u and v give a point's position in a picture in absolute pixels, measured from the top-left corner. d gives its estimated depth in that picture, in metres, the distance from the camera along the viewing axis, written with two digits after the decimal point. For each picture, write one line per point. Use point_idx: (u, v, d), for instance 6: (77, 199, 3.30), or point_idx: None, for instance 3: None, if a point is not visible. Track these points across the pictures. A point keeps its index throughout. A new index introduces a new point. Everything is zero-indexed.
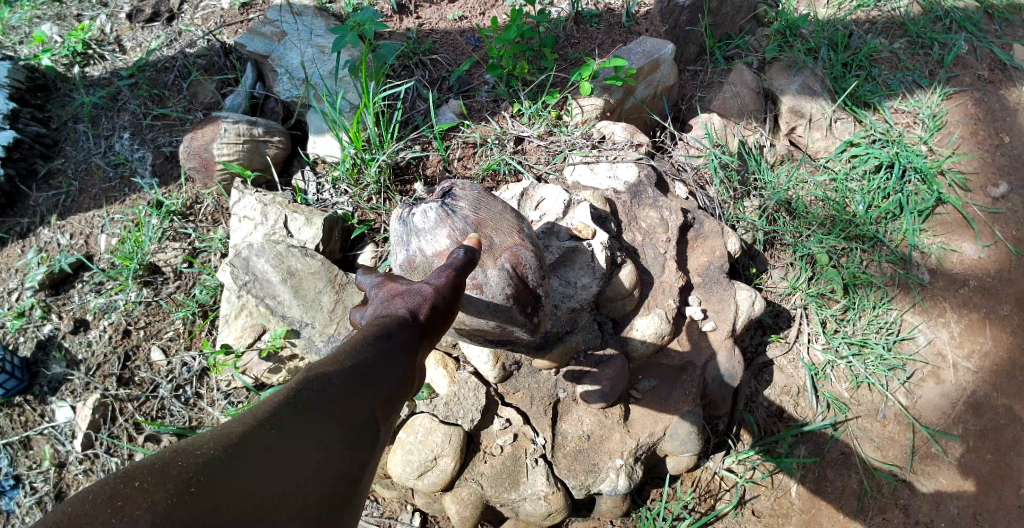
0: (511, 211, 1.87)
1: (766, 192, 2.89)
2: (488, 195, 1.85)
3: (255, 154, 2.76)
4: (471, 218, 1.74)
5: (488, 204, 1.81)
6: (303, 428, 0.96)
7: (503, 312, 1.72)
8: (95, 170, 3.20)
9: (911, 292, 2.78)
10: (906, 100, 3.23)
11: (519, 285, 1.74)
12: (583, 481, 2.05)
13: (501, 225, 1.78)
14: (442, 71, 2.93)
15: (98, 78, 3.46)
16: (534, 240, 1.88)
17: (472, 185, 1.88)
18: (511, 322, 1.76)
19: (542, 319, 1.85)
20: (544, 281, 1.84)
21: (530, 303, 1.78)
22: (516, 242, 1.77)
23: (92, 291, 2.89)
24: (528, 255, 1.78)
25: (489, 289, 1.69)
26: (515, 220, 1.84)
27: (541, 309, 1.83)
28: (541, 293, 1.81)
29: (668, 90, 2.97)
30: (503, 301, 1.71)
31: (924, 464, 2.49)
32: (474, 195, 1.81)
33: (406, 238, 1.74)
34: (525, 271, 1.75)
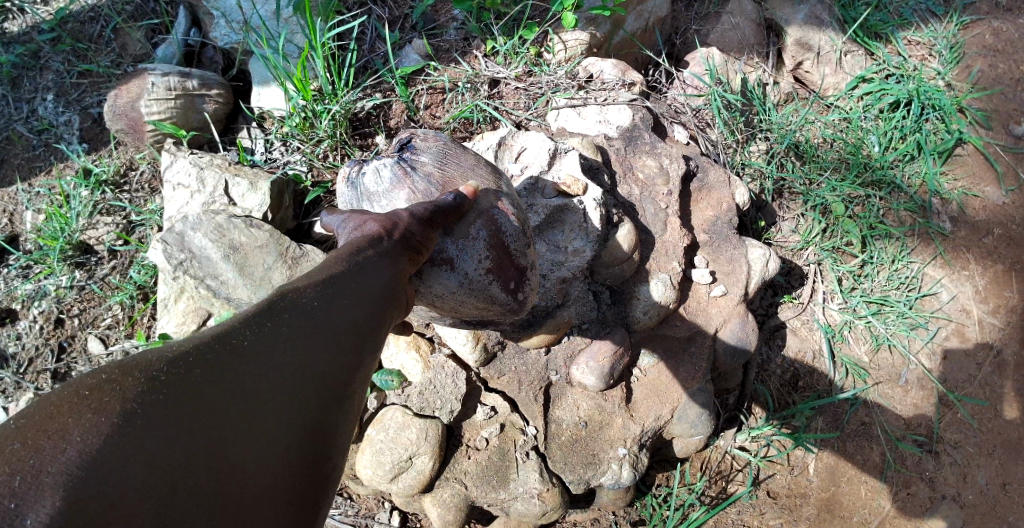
0: (486, 166, 1.55)
1: (774, 135, 2.60)
2: (456, 146, 1.54)
3: (191, 110, 2.39)
4: (435, 173, 1.43)
5: (456, 156, 1.50)
6: (278, 337, 0.85)
7: (481, 289, 1.43)
8: (15, 139, 2.81)
9: (932, 243, 2.52)
10: (921, 30, 2.91)
11: (501, 255, 1.44)
12: (582, 475, 1.82)
13: (474, 182, 1.47)
14: (403, 8, 2.52)
15: (16, 33, 3.02)
16: (516, 201, 1.56)
17: (437, 133, 1.56)
18: (491, 301, 1.47)
19: (528, 295, 1.56)
20: (529, 250, 1.53)
21: (513, 277, 1.49)
22: (494, 204, 1.45)
23: (17, 276, 2.54)
24: (510, 220, 1.47)
25: (463, 263, 1.38)
26: (492, 177, 1.53)
27: (526, 285, 1.54)
28: (525, 266, 1.52)
29: (660, 22, 2.65)
30: (480, 277, 1.41)
31: (949, 432, 2.28)
32: (439, 147, 1.49)
33: (357, 204, 1.45)
34: (506, 239, 1.45)
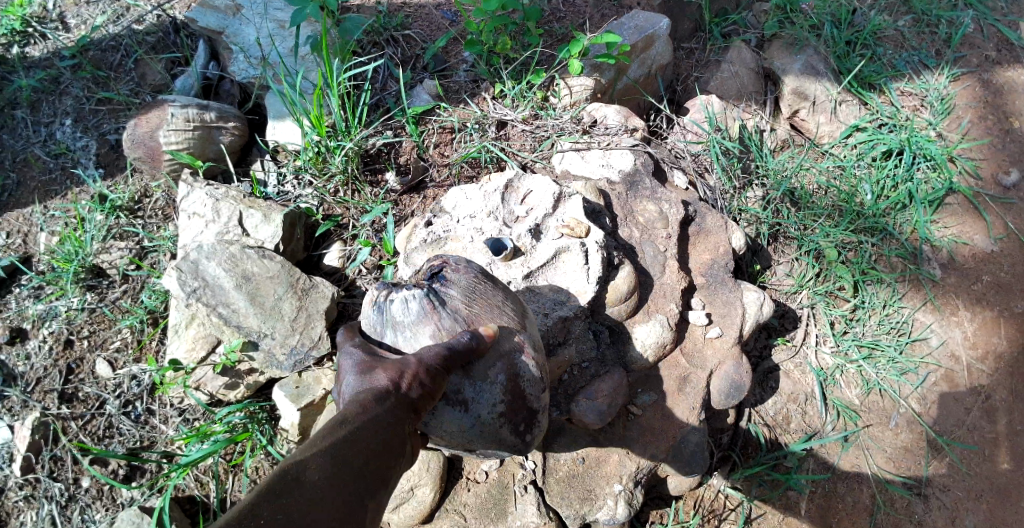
0: (514, 304, 1.62)
1: (770, 182, 2.69)
2: (487, 279, 1.62)
3: (208, 142, 2.48)
4: (462, 311, 1.49)
5: (486, 290, 1.57)
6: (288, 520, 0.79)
7: (489, 430, 1.47)
8: (33, 161, 2.89)
9: (922, 289, 2.59)
10: (913, 81, 3.02)
11: (514, 399, 1.49)
12: (579, 510, 1.85)
13: (500, 321, 1.53)
14: (416, 48, 2.68)
15: (38, 59, 3.13)
16: (537, 342, 1.62)
17: (466, 263, 1.64)
18: (499, 441, 1.50)
19: (537, 434, 1.60)
20: (543, 393, 1.58)
21: (523, 419, 1.53)
22: (516, 348, 1.51)
23: (30, 297, 2.59)
24: (529, 365, 1.53)
25: (475, 406, 1.43)
26: (518, 313, 1.60)
27: (536, 427, 1.58)
28: (536, 408, 1.57)
29: (662, 70, 2.76)
30: (492, 420, 1.46)
31: (939, 476, 2.32)
32: (468, 279, 1.56)
33: (381, 329, 1.48)
34: (522, 385, 1.51)
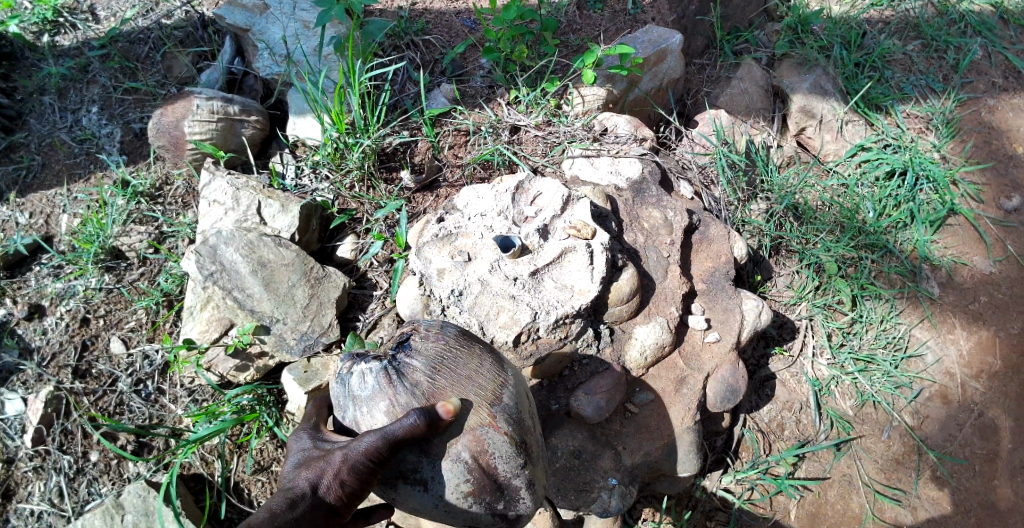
0: (491, 369, 1.55)
1: (774, 196, 2.75)
2: (460, 343, 1.56)
3: (230, 134, 2.57)
4: (422, 382, 1.45)
5: (455, 357, 1.52)
6: None
7: (459, 510, 1.47)
8: (58, 146, 2.98)
9: (920, 306, 2.64)
10: (920, 105, 3.08)
11: (480, 482, 1.45)
12: (574, 501, 1.93)
13: (467, 394, 1.47)
14: (434, 53, 2.76)
15: (67, 48, 3.24)
16: (518, 411, 1.54)
17: (441, 328, 1.58)
18: (472, 517, 1.50)
19: (520, 511, 1.55)
20: (523, 471, 1.51)
21: (497, 498, 1.49)
22: (483, 421, 1.46)
23: (49, 275, 2.68)
24: (499, 443, 1.46)
25: (434, 486, 1.44)
26: (496, 381, 1.53)
27: (516, 505, 1.53)
28: (515, 486, 1.50)
29: (673, 83, 2.82)
30: (460, 499, 1.45)
31: (928, 490, 2.36)
32: (435, 348, 1.51)
33: (343, 401, 1.51)
34: (489, 464, 1.45)
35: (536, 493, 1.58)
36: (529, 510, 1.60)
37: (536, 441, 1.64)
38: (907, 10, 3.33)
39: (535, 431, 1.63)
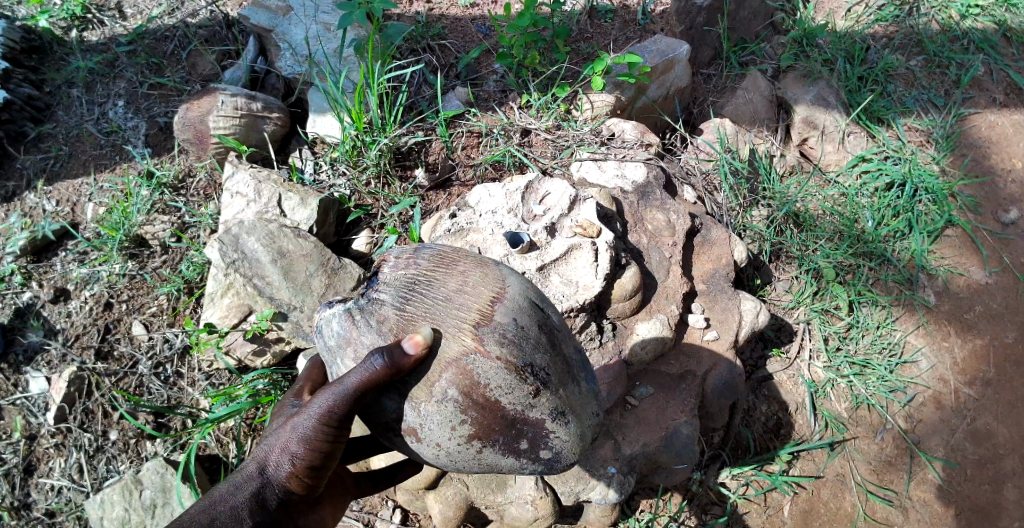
0: (474, 288, 1.40)
1: (775, 203, 2.83)
2: (433, 265, 1.43)
3: (252, 129, 2.67)
4: (387, 318, 1.36)
5: (427, 281, 1.40)
6: None
7: (478, 457, 1.38)
8: (86, 137, 3.10)
9: (916, 313, 2.71)
10: (921, 118, 3.16)
11: (480, 422, 1.32)
12: (572, 487, 2.01)
13: (443, 320, 1.35)
14: (450, 57, 2.87)
15: (95, 44, 3.37)
16: (520, 331, 1.38)
17: (411, 255, 1.46)
18: (498, 461, 1.41)
19: (555, 447, 1.42)
20: (530, 404, 1.35)
21: (516, 437, 1.36)
22: (468, 350, 1.32)
23: (75, 260, 2.79)
24: (492, 369, 1.31)
25: (428, 434, 1.35)
26: (484, 301, 1.39)
27: (546, 442, 1.40)
28: (535, 420, 1.36)
29: (680, 92, 2.91)
30: (465, 445, 1.35)
31: (920, 492, 2.43)
32: (402, 280, 1.41)
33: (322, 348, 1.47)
34: (482, 399, 1.31)
35: (574, 426, 1.44)
36: (574, 449, 1.47)
37: (565, 364, 1.48)
38: (911, 26, 3.40)
39: (557, 351, 1.47)
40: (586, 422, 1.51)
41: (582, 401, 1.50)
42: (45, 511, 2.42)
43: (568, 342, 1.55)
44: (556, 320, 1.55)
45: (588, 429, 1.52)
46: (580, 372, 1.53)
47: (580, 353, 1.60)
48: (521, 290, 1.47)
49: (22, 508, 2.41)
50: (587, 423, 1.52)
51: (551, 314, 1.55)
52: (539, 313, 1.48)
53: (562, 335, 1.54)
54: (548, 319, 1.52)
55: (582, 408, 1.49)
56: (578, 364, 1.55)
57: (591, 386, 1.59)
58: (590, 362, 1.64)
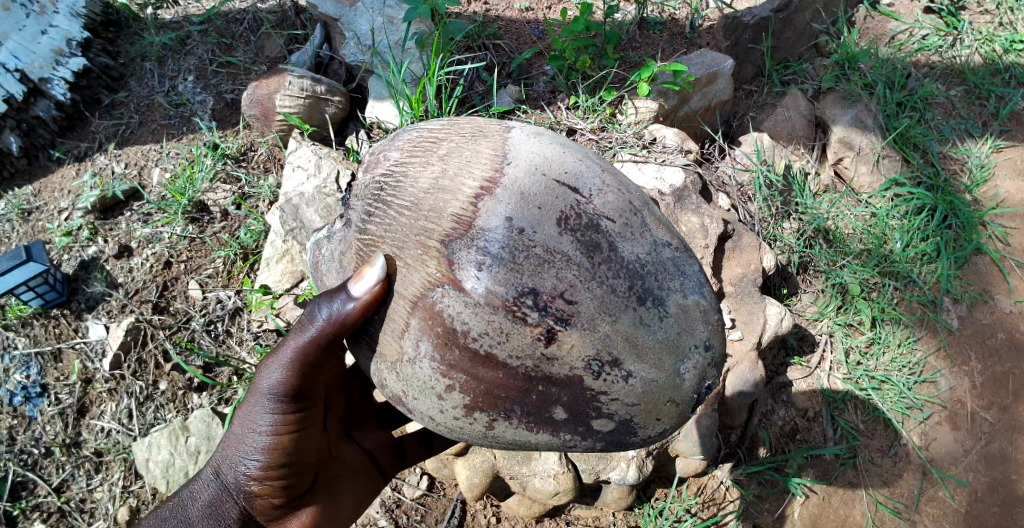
0: (451, 187, 1.43)
1: (806, 217, 2.93)
2: (402, 165, 1.53)
3: (315, 110, 2.86)
4: (354, 243, 1.57)
5: (396, 184, 1.51)
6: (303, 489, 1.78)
7: (501, 431, 1.45)
8: (156, 107, 3.31)
9: (938, 335, 2.79)
10: (957, 147, 3.23)
11: (475, 387, 1.37)
12: (594, 466, 2.16)
13: (407, 233, 1.43)
14: (503, 56, 3.03)
15: (169, 22, 3.60)
16: (513, 238, 1.35)
17: (374, 172, 1.60)
18: (532, 437, 1.45)
19: (611, 412, 1.39)
20: (533, 352, 1.33)
21: (541, 406, 1.38)
22: (440, 283, 1.36)
23: (139, 220, 2.99)
24: (472, 313, 1.33)
25: (419, 409, 1.47)
26: (460, 203, 1.40)
27: (599, 406, 1.38)
28: (562, 377, 1.35)
29: (721, 104, 3.02)
30: (473, 413, 1.41)
31: (929, 507, 2.50)
32: (364, 202, 1.57)
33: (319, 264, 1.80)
34: (466, 357, 1.35)
35: (635, 379, 1.37)
36: (646, 406, 1.40)
37: (609, 273, 1.36)
38: (953, 57, 3.47)
39: (594, 259, 1.36)
40: (672, 370, 1.40)
41: (651, 345, 1.37)
42: (94, 450, 2.59)
43: (620, 236, 1.42)
44: (594, 205, 1.44)
45: (685, 388, 1.43)
46: (642, 282, 1.39)
47: (646, 243, 1.45)
48: (524, 179, 1.42)
49: (73, 446, 2.59)
50: (669, 369, 1.40)
51: (588, 200, 1.44)
52: (555, 206, 1.40)
53: (608, 226, 1.42)
54: (579, 208, 1.42)
55: (645, 346, 1.37)
56: (638, 264, 1.40)
57: (674, 300, 1.43)
58: (672, 262, 1.47)
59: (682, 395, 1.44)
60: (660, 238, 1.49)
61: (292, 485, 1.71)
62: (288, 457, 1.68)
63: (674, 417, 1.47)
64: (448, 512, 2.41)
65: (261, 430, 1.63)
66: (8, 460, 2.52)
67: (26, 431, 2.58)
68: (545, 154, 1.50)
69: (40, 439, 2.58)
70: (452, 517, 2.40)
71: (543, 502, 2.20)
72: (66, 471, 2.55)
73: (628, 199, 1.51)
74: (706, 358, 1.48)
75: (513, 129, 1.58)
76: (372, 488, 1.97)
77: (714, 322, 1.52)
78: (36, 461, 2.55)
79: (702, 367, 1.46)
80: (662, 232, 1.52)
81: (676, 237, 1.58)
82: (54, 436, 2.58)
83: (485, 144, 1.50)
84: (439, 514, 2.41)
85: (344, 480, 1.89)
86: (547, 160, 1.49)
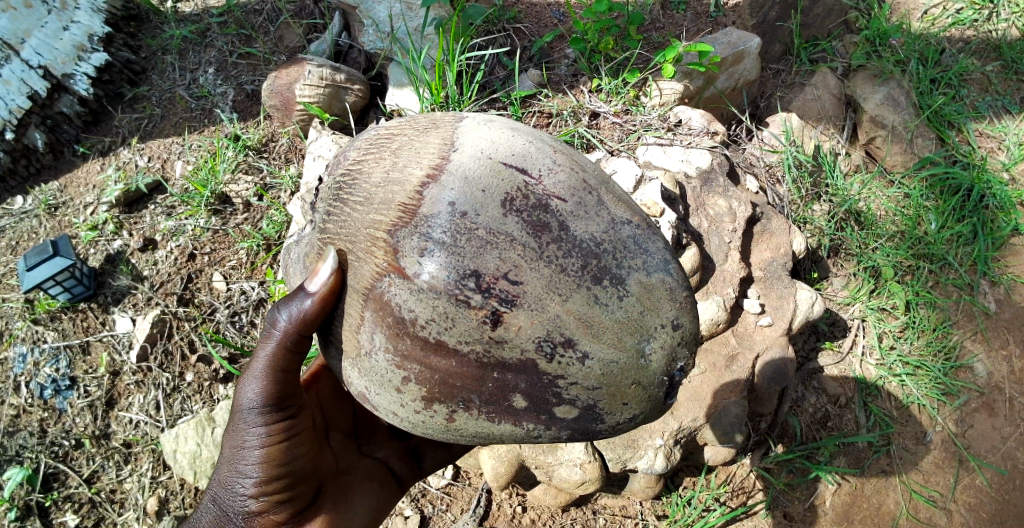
0: (400, 179, 1.41)
1: (837, 199, 2.84)
2: (358, 163, 1.53)
3: (334, 99, 2.84)
4: (316, 245, 1.59)
5: (351, 183, 1.50)
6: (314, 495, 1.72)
7: (462, 423, 1.40)
8: (178, 100, 3.32)
9: (974, 319, 2.70)
10: (993, 124, 3.12)
11: (429, 378, 1.34)
12: (621, 455, 2.12)
13: (357, 228, 1.43)
14: (524, 40, 2.99)
15: (189, 15, 3.61)
16: (456, 222, 1.31)
17: (330, 175, 1.62)
18: (494, 427, 1.40)
19: (573, 399, 1.34)
20: (483, 342, 1.28)
21: (498, 393, 1.33)
22: (384, 272, 1.35)
23: (163, 213, 3.01)
24: (418, 300, 1.30)
25: (378, 402, 1.46)
26: (407, 193, 1.38)
27: (559, 392, 1.33)
28: (515, 362, 1.30)
29: (748, 84, 2.94)
30: (430, 408, 1.38)
31: (965, 496, 2.44)
32: (321, 204, 1.59)
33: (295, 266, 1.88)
34: (417, 345, 1.32)
35: (592, 360, 1.31)
36: (609, 390, 1.34)
37: (558, 252, 1.31)
38: (989, 31, 3.35)
39: (541, 238, 1.31)
40: (634, 350, 1.34)
41: (608, 325, 1.31)
42: (123, 442, 2.63)
43: (572, 215, 1.36)
44: (544, 186, 1.38)
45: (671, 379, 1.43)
46: (598, 262, 1.33)
47: (601, 220, 1.39)
48: (469, 163, 1.39)
49: (102, 437, 2.63)
50: (630, 349, 1.33)
51: (538, 181, 1.39)
52: (499, 188, 1.36)
53: (558, 205, 1.36)
54: (526, 189, 1.37)
55: (601, 325, 1.31)
56: (592, 242, 1.34)
57: (635, 278, 1.36)
58: (633, 240, 1.40)
59: (648, 377, 1.37)
60: (619, 216, 1.43)
61: (294, 499, 1.64)
62: (283, 467, 1.63)
63: (644, 400, 1.39)
64: (473, 502, 2.40)
65: (250, 445, 1.61)
66: (40, 452, 2.58)
67: (57, 423, 2.63)
68: (493, 139, 1.46)
69: (70, 431, 2.62)
70: (477, 506, 2.39)
71: (570, 491, 2.18)
72: (96, 462, 2.60)
73: (581, 177, 1.45)
74: (675, 338, 1.40)
75: (465, 119, 1.54)
76: (388, 497, 1.92)
77: (682, 299, 1.44)
78: (68, 453, 2.60)
79: (670, 347, 1.39)
80: (621, 210, 1.46)
81: (637, 213, 1.51)
82: (84, 428, 2.63)
83: (434, 136, 1.48)
84: (465, 503, 2.41)
85: (356, 488, 1.84)
86: (495, 143, 1.44)
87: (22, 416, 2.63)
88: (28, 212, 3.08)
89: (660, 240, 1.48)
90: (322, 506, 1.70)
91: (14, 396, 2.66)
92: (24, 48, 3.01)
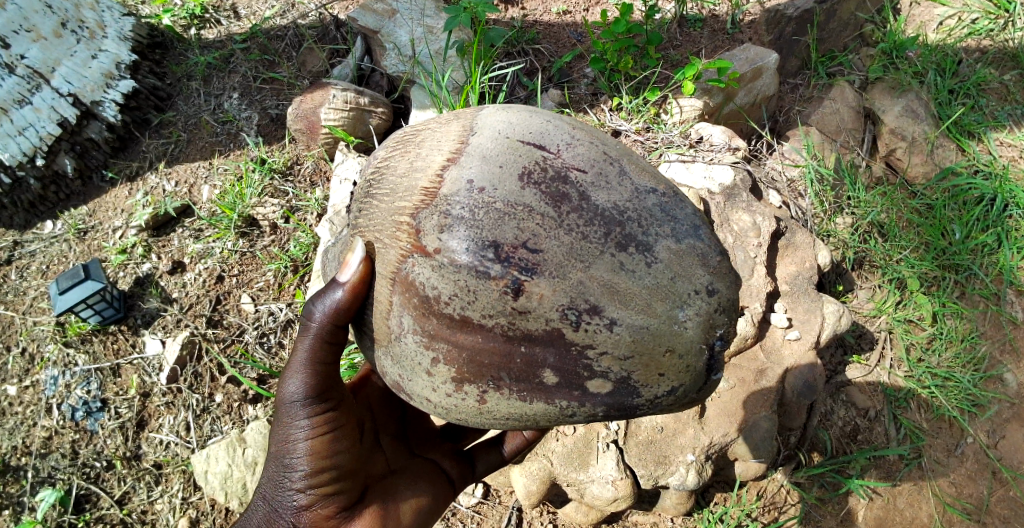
0: (422, 166, 1.46)
1: (860, 211, 2.85)
2: (384, 161, 1.59)
3: (359, 122, 2.90)
4: (346, 241, 1.64)
5: (377, 179, 1.57)
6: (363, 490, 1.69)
7: (494, 404, 1.38)
8: (203, 125, 3.40)
9: (1002, 329, 2.68)
10: (1013, 133, 3.11)
11: (458, 357, 1.35)
12: (653, 471, 2.11)
13: (383, 219, 1.47)
14: (544, 60, 3.06)
15: (212, 41, 3.70)
16: (474, 198, 1.35)
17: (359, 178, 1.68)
18: (526, 408, 1.38)
19: (603, 373, 1.34)
20: (507, 319, 1.30)
21: (527, 370, 1.34)
22: (406, 254, 1.39)
23: (191, 236, 3.07)
24: (440, 277, 1.33)
25: (410, 388, 1.47)
26: (429, 178, 1.43)
27: (589, 363, 1.33)
28: (541, 333, 1.31)
29: (767, 99, 2.96)
30: (458, 390, 1.39)
31: (1000, 508, 2.42)
32: (354, 204, 1.65)
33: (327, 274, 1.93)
34: (444, 323, 1.34)
35: (620, 327, 1.31)
36: (642, 359, 1.33)
37: (580, 221, 1.33)
38: (1006, 40, 3.35)
39: (561, 208, 1.34)
40: (665, 316, 1.34)
41: (636, 291, 1.33)
42: (153, 463, 2.67)
43: (593, 185, 1.39)
44: (563, 159, 1.41)
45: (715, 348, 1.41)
46: (621, 230, 1.35)
47: (624, 190, 1.41)
48: (487, 144, 1.43)
49: (133, 458, 2.67)
50: (661, 315, 1.34)
51: (556, 155, 1.42)
52: (518, 163, 1.39)
53: (578, 177, 1.39)
54: (545, 163, 1.40)
55: (628, 292, 1.32)
56: (614, 210, 1.37)
57: (663, 245, 1.38)
58: (658, 209, 1.42)
59: (684, 344, 1.36)
60: (643, 186, 1.45)
61: (343, 492, 1.62)
62: (330, 460, 1.62)
63: (682, 370, 1.37)
64: (504, 520, 2.41)
65: (297, 439, 1.61)
66: (72, 474, 2.62)
67: (88, 445, 2.67)
68: (511, 120, 1.50)
69: (101, 453, 2.66)
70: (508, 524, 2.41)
71: (602, 508, 2.18)
72: (127, 483, 2.63)
73: (602, 150, 1.48)
74: (711, 304, 1.39)
75: (485, 106, 1.58)
76: (440, 495, 1.86)
77: (716, 264, 1.44)
78: (99, 475, 2.63)
79: (707, 314, 1.38)
80: (645, 179, 1.47)
81: (663, 182, 1.52)
82: (114, 449, 2.66)
83: (456, 125, 1.52)
84: (495, 521, 2.42)
85: (405, 487, 1.78)
86: (512, 125, 1.48)
87: (54, 439, 2.67)
88: (58, 237, 3.15)
89: (688, 207, 1.50)
90: (370, 501, 1.67)
91: (46, 418, 2.71)
92: (54, 76, 3.03)
